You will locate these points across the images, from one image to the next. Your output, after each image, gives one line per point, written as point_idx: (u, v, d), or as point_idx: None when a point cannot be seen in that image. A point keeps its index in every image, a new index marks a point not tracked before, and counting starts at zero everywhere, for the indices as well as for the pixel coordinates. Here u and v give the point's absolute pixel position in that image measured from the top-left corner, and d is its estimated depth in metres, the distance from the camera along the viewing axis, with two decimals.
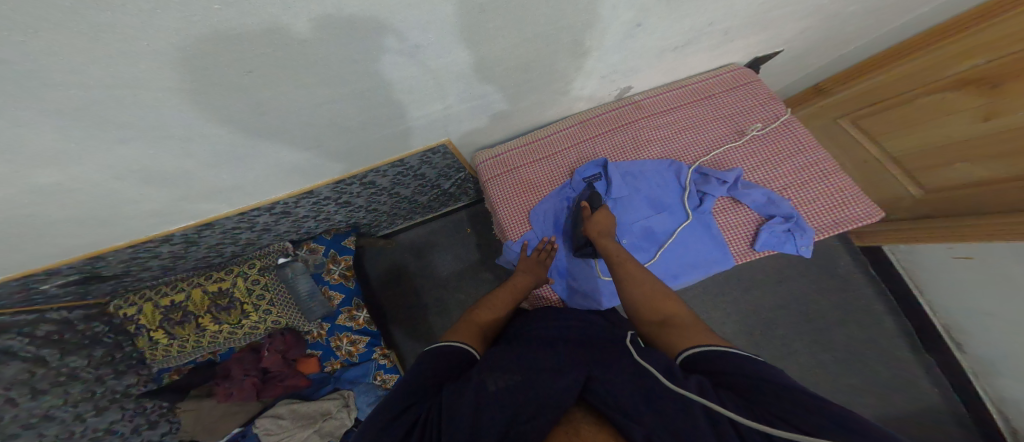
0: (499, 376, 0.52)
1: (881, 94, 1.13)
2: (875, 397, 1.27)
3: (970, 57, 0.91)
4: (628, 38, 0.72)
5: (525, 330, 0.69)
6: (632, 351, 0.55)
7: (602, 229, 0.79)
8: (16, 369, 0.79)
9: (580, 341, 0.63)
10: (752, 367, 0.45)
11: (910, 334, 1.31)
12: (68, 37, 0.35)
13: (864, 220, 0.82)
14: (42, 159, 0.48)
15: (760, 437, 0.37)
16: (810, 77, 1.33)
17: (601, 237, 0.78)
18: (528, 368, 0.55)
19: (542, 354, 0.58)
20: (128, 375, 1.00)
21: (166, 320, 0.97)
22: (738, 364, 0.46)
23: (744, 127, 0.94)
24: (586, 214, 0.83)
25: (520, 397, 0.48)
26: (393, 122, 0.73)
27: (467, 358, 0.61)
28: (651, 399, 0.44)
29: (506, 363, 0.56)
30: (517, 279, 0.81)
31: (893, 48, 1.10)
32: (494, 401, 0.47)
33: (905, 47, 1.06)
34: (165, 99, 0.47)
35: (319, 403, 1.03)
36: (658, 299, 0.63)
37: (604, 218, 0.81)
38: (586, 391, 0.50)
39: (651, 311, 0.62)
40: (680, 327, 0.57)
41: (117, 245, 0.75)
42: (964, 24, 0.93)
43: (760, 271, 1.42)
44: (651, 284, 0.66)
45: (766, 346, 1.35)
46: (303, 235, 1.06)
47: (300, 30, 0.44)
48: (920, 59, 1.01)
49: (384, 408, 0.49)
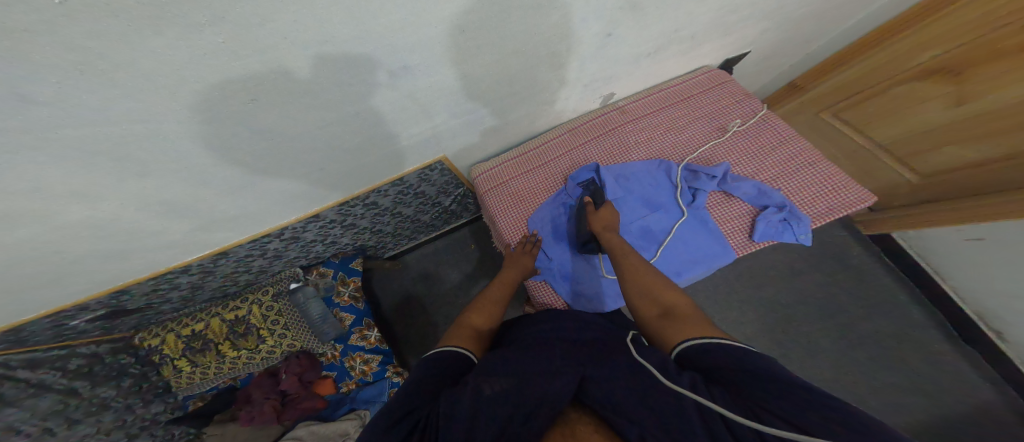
0: (496, 380, 0.51)
1: (853, 88, 1.15)
2: (917, 393, 1.19)
3: (925, 49, 0.95)
4: (602, 48, 0.74)
5: (526, 333, 0.69)
6: (632, 351, 0.55)
7: (607, 223, 0.80)
8: (51, 400, 0.84)
9: (580, 342, 0.63)
10: (750, 363, 0.44)
11: (941, 323, 1.25)
12: (85, 84, 0.39)
13: (858, 205, 0.81)
14: (60, 199, 0.52)
15: (752, 435, 0.37)
16: (784, 75, 1.35)
17: (603, 230, 0.79)
18: (528, 369, 0.54)
19: (540, 356, 0.57)
20: (156, 403, 1.04)
21: (189, 348, 1.01)
22: (738, 359, 0.45)
23: (725, 123, 0.95)
24: (590, 210, 0.83)
25: (518, 399, 0.47)
26: (388, 143, 0.75)
27: (466, 364, 0.61)
28: (647, 399, 0.44)
29: (504, 365, 0.55)
30: (506, 273, 0.82)
31: (849, 47, 1.14)
32: (492, 406, 0.46)
33: (859, 46, 1.11)
34: (178, 140, 0.51)
35: (336, 424, 1.03)
36: (659, 293, 0.63)
37: (607, 214, 0.82)
38: (584, 392, 0.49)
39: (651, 305, 0.62)
40: (681, 318, 0.57)
41: (140, 278, 0.79)
42: (910, 20, 0.98)
43: (770, 267, 1.39)
44: (651, 278, 0.66)
45: (788, 343, 1.30)
46: (312, 261, 1.10)
47: (296, 65, 0.47)
48: (878, 55, 1.05)
49: (388, 410, 0.49)
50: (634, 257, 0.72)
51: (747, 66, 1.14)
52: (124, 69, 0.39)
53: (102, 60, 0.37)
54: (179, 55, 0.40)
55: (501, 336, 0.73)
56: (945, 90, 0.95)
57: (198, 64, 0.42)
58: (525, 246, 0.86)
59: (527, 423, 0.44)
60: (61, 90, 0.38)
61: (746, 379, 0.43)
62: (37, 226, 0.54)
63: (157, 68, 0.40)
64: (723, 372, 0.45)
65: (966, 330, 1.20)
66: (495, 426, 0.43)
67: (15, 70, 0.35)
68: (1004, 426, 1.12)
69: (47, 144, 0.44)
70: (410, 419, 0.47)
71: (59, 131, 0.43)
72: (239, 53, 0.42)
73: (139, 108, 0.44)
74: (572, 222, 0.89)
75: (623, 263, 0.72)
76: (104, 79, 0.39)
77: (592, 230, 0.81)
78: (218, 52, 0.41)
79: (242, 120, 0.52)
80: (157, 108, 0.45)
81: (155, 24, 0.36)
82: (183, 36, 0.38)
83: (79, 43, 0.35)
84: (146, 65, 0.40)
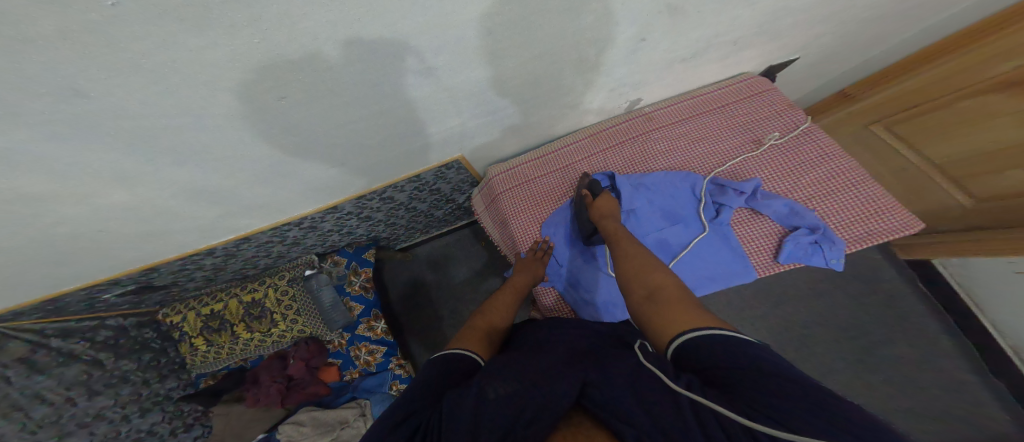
0: (500, 383, 0.50)
1: (914, 99, 1.06)
2: (943, 430, 1.11)
3: (1006, 59, 0.85)
4: (634, 53, 0.70)
5: (530, 337, 0.67)
6: (638, 353, 0.53)
7: (604, 211, 0.77)
8: (78, 370, 0.89)
9: (586, 347, 0.60)
10: (742, 359, 0.42)
11: (976, 359, 1.16)
12: (113, 75, 0.38)
13: (901, 232, 0.75)
14: (92, 186, 0.53)
15: (746, 434, 0.35)
16: (833, 83, 1.25)
17: (602, 218, 0.77)
18: (531, 374, 0.52)
19: (544, 361, 0.56)
20: (171, 379, 1.08)
21: (207, 327, 1.06)
22: (730, 353, 0.43)
23: (761, 135, 0.89)
24: (587, 201, 0.82)
25: (520, 404, 0.46)
26: (409, 139, 0.74)
27: (472, 366, 0.60)
28: (646, 404, 0.42)
29: (506, 370, 0.53)
30: (517, 278, 0.80)
31: (920, 53, 1.04)
32: (494, 409, 0.45)
33: (932, 52, 1.01)
34: (194, 134, 0.51)
35: (337, 411, 1.06)
36: (648, 276, 0.60)
37: (605, 203, 0.79)
38: (585, 396, 0.47)
39: (639, 286, 0.60)
40: (668, 302, 0.54)
41: (168, 258, 0.82)
42: (997, 26, 0.88)
43: (794, 287, 1.32)
44: (645, 261, 0.64)
45: (806, 368, 1.23)
46: (327, 249, 1.11)
47: (334, 57, 0.46)
48: (951, 62, 0.95)
49: (390, 413, 0.49)
50: (627, 242, 0.70)
51: (790, 73, 1.06)
52: (166, 65, 0.39)
53: (143, 56, 0.37)
54: (213, 53, 0.39)
55: (510, 337, 0.72)
56: (1018, 107, 0.86)
57: (232, 61, 0.41)
58: (535, 253, 0.84)
59: (530, 425, 0.43)
60: (87, 83, 0.38)
61: (740, 376, 0.40)
62: (72, 210, 0.56)
63: (192, 65, 0.40)
64: (717, 369, 0.42)
65: (1005, 369, 1.10)
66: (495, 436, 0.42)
67: (61, 64, 0.35)
68: None
69: (67, 134, 0.43)
70: (407, 426, 0.46)
71: (92, 123, 0.43)
72: (271, 51, 0.41)
73: (168, 102, 0.44)
74: (575, 223, 0.87)
75: (618, 250, 0.69)
76: (143, 75, 0.39)
77: (592, 219, 0.79)
78: (246, 51, 0.40)
79: (269, 115, 0.52)
80: (192, 103, 0.45)
81: (196, 22, 0.35)
82: (219, 35, 0.37)
83: (113, 39, 0.34)
84: (183, 61, 0.39)
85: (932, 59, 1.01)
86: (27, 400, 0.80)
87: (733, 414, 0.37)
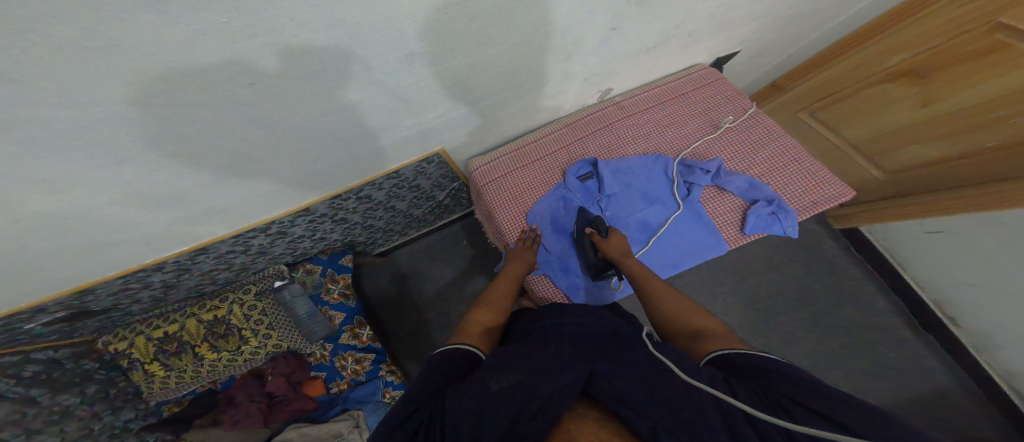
0: (501, 376, 0.48)
1: (829, 89, 1.22)
2: (882, 377, 1.27)
3: (897, 53, 1.02)
4: (605, 42, 0.75)
5: (529, 327, 0.67)
6: (648, 344, 0.54)
7: (622, 249, 0.79)
8: (5, 410, 0.75)
9: (584, 334, 0.59)
10: (760, 359, 0.47)
11: (904, 311, 1.34)
12: (54, 53, 0.34)
13: (840, 199, 0.85)
14: (23, 187, 0.46)
15: (780, 433, 0.36)
16: (767, 76, 1.38)
17: (623, 257, 0.78)
18: (532, 365, 0.50)
19: (546, 350, 0.53)
20: (126, 410, 0.96)
21: (162, 351, 0.93)
22: (750, 358, 0.48)
23: (717, 120, 0.97)
24: (597, 240, 0.82)
25: (522, 397, 0.43)
26: (385, 134, 0.72)
27: (472, 359, 0.58)
28: (654, 392, 0.42)
29: (509, 362, 0.51)
30: (511, 267, 0.81)
31: (823, 53, 1.20)
32: (496, 404, 0.43)
33: (834, 51, 1.17)
34: (152, 126, 0.46)
35: (329, 425, 0.99)
36: (691, 316, 0.63)
37: (618, 240, 0.81)
38: (591, 386, 0.45)
39: (684, 324, 0.62)
40: (711, 336, 0.57)
41: (107, 276, 0.73)
42: (881, 28, 1.05)
43: (753, 260, 1.44)
44: (683, 303, 0.66)
45: (769, 333, 1.35)
46: (297, 257, 1.05)
47: (265, 67, 0.45)
48: (852, 58, 1.12)
49: (394, 411, 0.47)
50: (655, 281, 0.72)
51: (734, 65, 1.18)
52: (114, 49, 0.35)
53: (98, 36, 0.34)
54: (174, 31, 0.36)
55: (508, 328, 0.71)
56: (913, 92, 1.02)
57: (193, 41, 0.38)
58: (525, 241, 0.85)
59: (532, 419, 0.40)
60: (24, 61, 0.33)
61: (763, 374, 0.45)
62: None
63: (151, 43, 0.36)
64: (742, 370, 0.47)
65: (926, 318, 1.29)
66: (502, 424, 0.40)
67: None
68: (959, 407, 1.21)
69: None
70: (412, 419, 0.44)
71: (29, 110, 0.38)
72: (239, 34, 0.39)
73: (120, 87, 0.40)
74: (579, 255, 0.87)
75: (649, 291, 0.70)
76: (82, 56, 0.35)
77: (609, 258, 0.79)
78: (214, 30, 0.38)
79: (237, 104, 0.48)
80: (143, 91, 0.41)
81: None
82: (183, 11, 0.35)
83: (60, 11, 0.31)
84: (142, 42, 0.36)
85: (833, 57, 1.17)
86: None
87: (770, 416, 0.37)
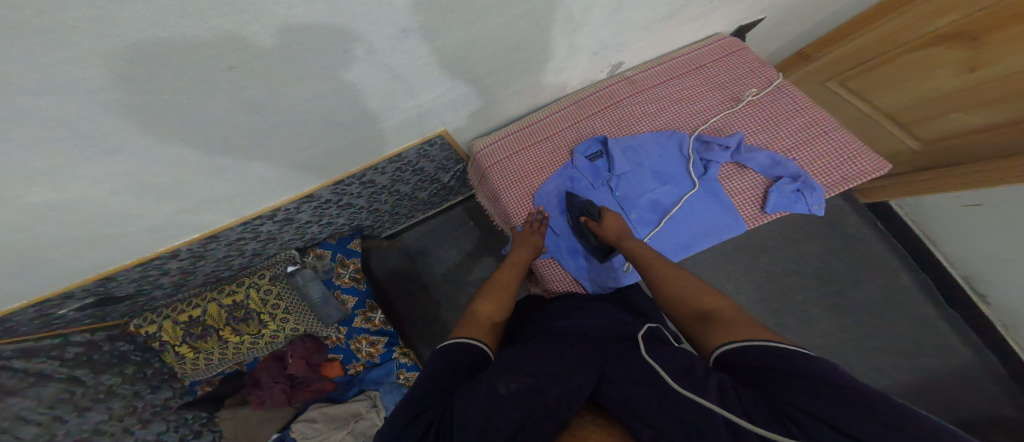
0: (511, 378, 0.46)
1: (864, 55, 1.12)
2: (900, 356, 1.23)
3: (944, 14, 0.91)
4: (617, 12, 0.69)
5: (539, 323, 0.66)
6: (643, 352, 0.49)
7: (620, 231, 0.77)
8: (56, 389, 0.80)
9: (597, 331, 0.59)
10: (776, 359, 0.41)
11: (929, 289, 1.28)
12: (33, 45, 0.33)
13: (873, 173, 0.80)
14: (26, 179, 0.47)
15: None
16: (792, 45, 1.28)
17: (621, 239, 0.76)
18: (544, 369, 0.48)
19: (553, 355, 0.52)
20: (164, 389, 1.02)
21: (189, 334, 0.98)
22: (765, 356, 0.42)
23: (739, 93, 0.91)
24: (592, 226, 0.80)
25: (529, 406, 0.42)
26: (386, 115, 0.70)
27: (479, 353, 0.56)
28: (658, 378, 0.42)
29: (518, 365, 0.49)
30: (517, 252, 0.80)
31: (859, 16, 1.10)
32: (506, 409, 0.42)
33: (874, 12, 1.06)
34: (143, 115, 0.45)
35: (347, 405, 1.05)
36: (698, 295, 0.58)
37: (614, 221, 0.79)
38: (600, 392, 0.44)
39: (688, 307, 0.57)
40: (721, 319, 0.52)
41: (124, 264, 0.75)
42: None
43: (769, 237, 1.39)
44: (688, 282, 0.62)
45: (783, 311, 1.31)
46: (307, 242, 1.07)
47: (254, 46, 0.43)
48: (892, 21, 1.01)
49: (406, 406, 0.46)
50: (656, 261, 0.69)
51: (759, 32, 1.09)
52: (91, 38, 0.34)
53: (69, 28, 0.32)
54: (149, 12, 0.34)
55: (516, 327, 0.70)
56: (959, 56, 0.92)
57: (164, 28, 0.36)
58: (533, 224, 0.84)
59: (540, 423, 0.40)
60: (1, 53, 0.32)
61: (780, 378, 0.39)
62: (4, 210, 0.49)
63: (122, 27, 0.34)
64: (756, 373, 0.41)
65: (954, 296, 1.23)
66: (508, 429, 0.39)
67: None
68: (982, 387, 1.17)
69: None
70: (421, 420, 0.43)
71: (17, 104, 0.38)
72: (216, 14, 0.37)
73: (103, 75, 0.38)
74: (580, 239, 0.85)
75: (650, 272, 0.67)
76: (57, 43, 0.33)
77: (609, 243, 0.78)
78: (191, 10, 0.35)
79: (223, 87, 0.47)
80: (124, 77, 0.40)
81: None
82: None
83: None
84: (118, 28, 0.34)
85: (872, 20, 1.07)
86: (9, 423, 0.71)
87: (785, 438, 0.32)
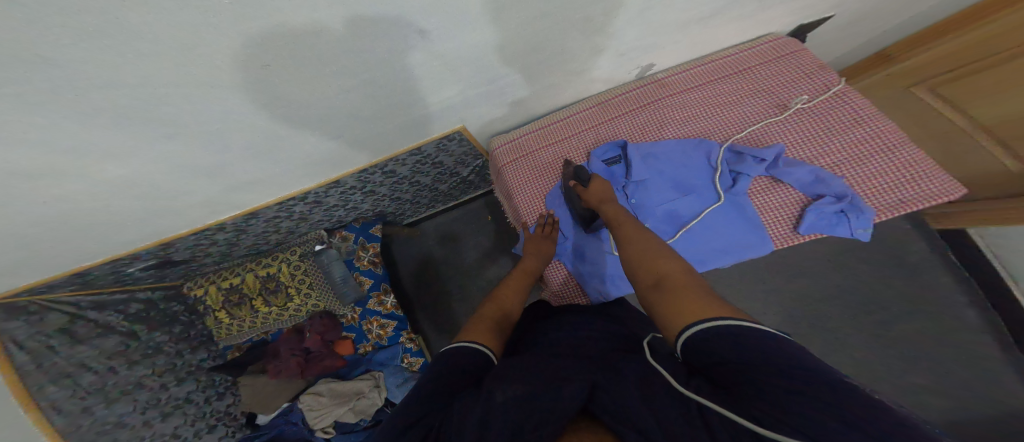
0: (511, 384, 0.44)
1: (967, 57, 0.96)
2: (962, 404, 1.07)
3: None
4: (647, 11, 0.65)
5: (540, 331, 0.65)
6: (648, 357, 0.47)
7: (602, 195, 0.76)
8: (116, 340, 0.94)
9: (595, 341, 0.57)
10: (738, 352, 0.36)
11: (1002, 332, 1.11)
12: (81, 46, 0.36)
13: (936, 198, 0.70)
14: (84, 162, 0.52)
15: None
16: (868, 46, 1.15)
17: (602, 202, 0.76)
18: (542, 374, 0.47)
19: (549, 361, 0.51)
20: (202, 351, 1.13)
21: (227, 300, 1.10)
22: (725, 348, 0.37)
23: (787, 100, 0.83)
24: (580, 190, 0.80)
25: (526, 414, 0.40)
26: (407, 110, 0.71)
27: (483, 360, 0.54)
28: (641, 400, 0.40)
29: (515, 370, 0.48)
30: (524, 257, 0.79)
31: (971, 9, 0.95)
32: (504, 417, 0.40)
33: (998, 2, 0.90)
34: (180, 110, 0.50)
35: (352, 383, 1.11)
36: (655, 261, 0.56)
37: (599, 186, 0.78)
38: (594, 400, 0.42)
39: (648, 273, 0.55)
40: (678, 286, 0.49)
41: (180, 232, 0.84)
42: None
43: (810, 258, 1.27)
44: (653, 248, 0.59)
45: (818, 341, 1.19)
46: (334, 224, 1.14)
47: (278, 47, 0.45)
48: (1012, 16, 0.85)
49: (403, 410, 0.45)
50: (629, 225, 0.68)
51: (822, 33, 0.99)
52: (131, 40, 0.38)
53: (105, 29, 0.35)
54: (181, 15, 0.37)
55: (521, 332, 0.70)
56: None
57: (189, 29, 0.39)
58: (544, 227, 0.83)
59: (538, 428, 0.38)
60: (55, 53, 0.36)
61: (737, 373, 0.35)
62: (67, 187, 0.56)
63: (158, 29, 0.37)
64: (722, 367, 0.37)
65: None
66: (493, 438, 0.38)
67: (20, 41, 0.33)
68: None
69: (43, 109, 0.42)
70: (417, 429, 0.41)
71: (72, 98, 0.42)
72: (241, 16, 0.39)
73: (144, 73, 0.42)
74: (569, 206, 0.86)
75: (619, 235, 0.67)
76: (100, 45, 0.37)
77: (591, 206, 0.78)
78: (219, 13, 0.38)
79: (256, 87, 0.50)
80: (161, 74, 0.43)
81: None
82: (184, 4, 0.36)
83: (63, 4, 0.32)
84: (154, 31, 0.37)
85: (987, 13, 0.91)
86: (73, 367, 0.83)
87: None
